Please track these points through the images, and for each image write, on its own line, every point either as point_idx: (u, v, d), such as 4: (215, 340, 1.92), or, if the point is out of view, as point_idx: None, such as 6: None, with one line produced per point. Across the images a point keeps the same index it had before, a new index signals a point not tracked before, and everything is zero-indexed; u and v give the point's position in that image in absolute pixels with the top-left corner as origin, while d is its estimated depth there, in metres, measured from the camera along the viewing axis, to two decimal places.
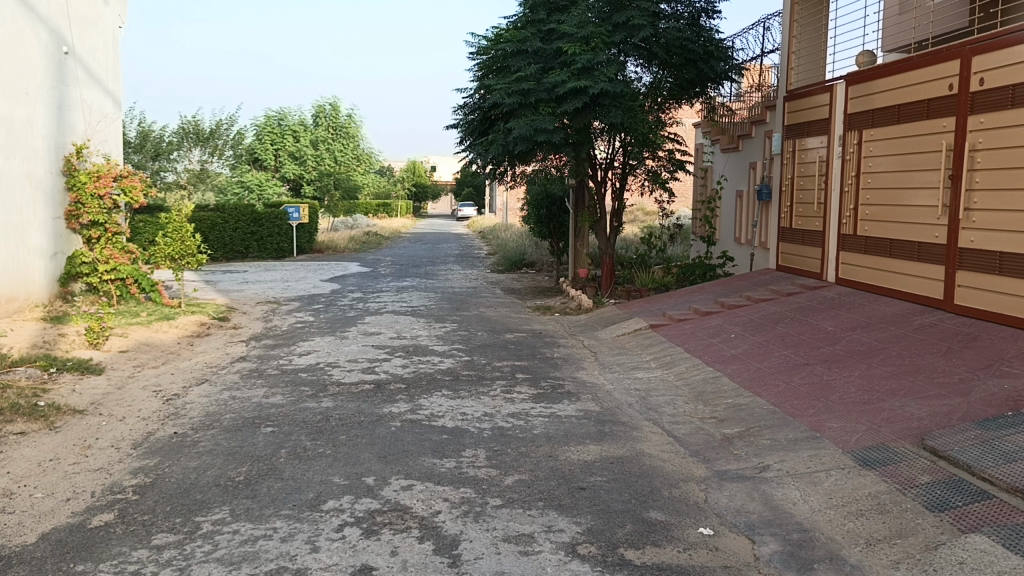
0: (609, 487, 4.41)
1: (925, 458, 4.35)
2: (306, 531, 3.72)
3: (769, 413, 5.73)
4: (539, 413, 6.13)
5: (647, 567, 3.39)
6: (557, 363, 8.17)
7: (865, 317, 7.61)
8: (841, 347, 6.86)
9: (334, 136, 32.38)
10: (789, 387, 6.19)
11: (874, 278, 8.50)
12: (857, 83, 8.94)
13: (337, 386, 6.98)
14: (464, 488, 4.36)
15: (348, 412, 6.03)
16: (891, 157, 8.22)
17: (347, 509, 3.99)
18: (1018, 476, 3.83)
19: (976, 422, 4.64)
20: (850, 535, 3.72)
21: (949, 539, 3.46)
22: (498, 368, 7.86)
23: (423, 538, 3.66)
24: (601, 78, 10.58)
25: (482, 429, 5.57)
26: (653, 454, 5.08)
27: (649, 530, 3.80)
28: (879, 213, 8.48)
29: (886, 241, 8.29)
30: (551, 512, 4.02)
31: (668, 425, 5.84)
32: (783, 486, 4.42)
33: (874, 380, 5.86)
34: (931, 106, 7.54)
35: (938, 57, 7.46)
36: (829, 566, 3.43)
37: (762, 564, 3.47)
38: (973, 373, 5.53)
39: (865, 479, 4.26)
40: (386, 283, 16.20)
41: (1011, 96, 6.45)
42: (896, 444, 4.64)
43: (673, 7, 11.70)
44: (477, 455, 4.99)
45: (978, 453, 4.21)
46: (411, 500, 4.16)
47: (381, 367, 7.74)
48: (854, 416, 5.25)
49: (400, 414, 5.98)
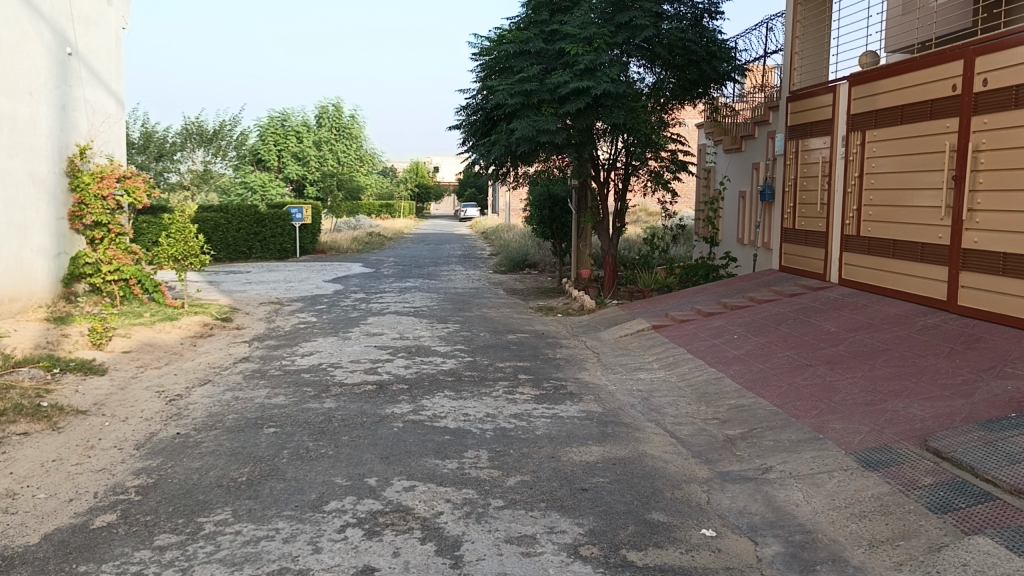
0: (611, 488, 4.40)
1: (928, 460, 4.35)
2: (308, 531, 3.73)
3: (772, 414, 5.72)
4: (541, 414, 6.13)
5: (649, 569, 3.39)
6: (559, 364, 8.16)
7: (868, 318, 7.60)
8: (844, 348, 6.85)
9: (336, 137, 32.42)
10: (792, 388, 6.17)
11: (878, 279, 8.48)
12: (860, 84, 8.92)
13: (339, 386, 6.98)
14: (466, 489, 4.36)
15: (350, 413, 6.04)
16: (894, 158, 8.22)
17: (350, 510, 4.00)
18: (1021, 477, 3.82)
19: (979, 424, 4.63)
20: (853, 537, 3.71)
21: (952, 540, 3.45)
22: (501, 368, 7.86)
23: (425, 539, 3.66)
24: (604, 78, 10.60)
25: (484, 429, 5.58)
26: (656, 455, 5.08)
27: (651, 531, 3.79)
28: (882, 214, 8.46)
29: (889, 241, 8.27)
30: (553, 513, 4.02)
31: (670, 426, 5.83)
32: (786, 487, 4.41)
33: (877, 381, 5.85)
34: (935, 107, 7.52)
35: (942, 58, 7.44)
36: (832, 567, 3.43)
37: (764, 566, 3.46)
38: (976, 374, 5.51)
39: (867, 480, 4.26)
40: (389, 283, 16.20)
41: (1015, 97, 6.43)
42: (899, 446, 4.63)
43: (676, 8, 11.68)
44: (479, 456, 5.00)
45: (981, 454, 4.20)
46: (414, 501, 4.16)
47: (383, 368, 7.75)
48: (857, 417, 5.24)
49: (403, 415, 5.98)
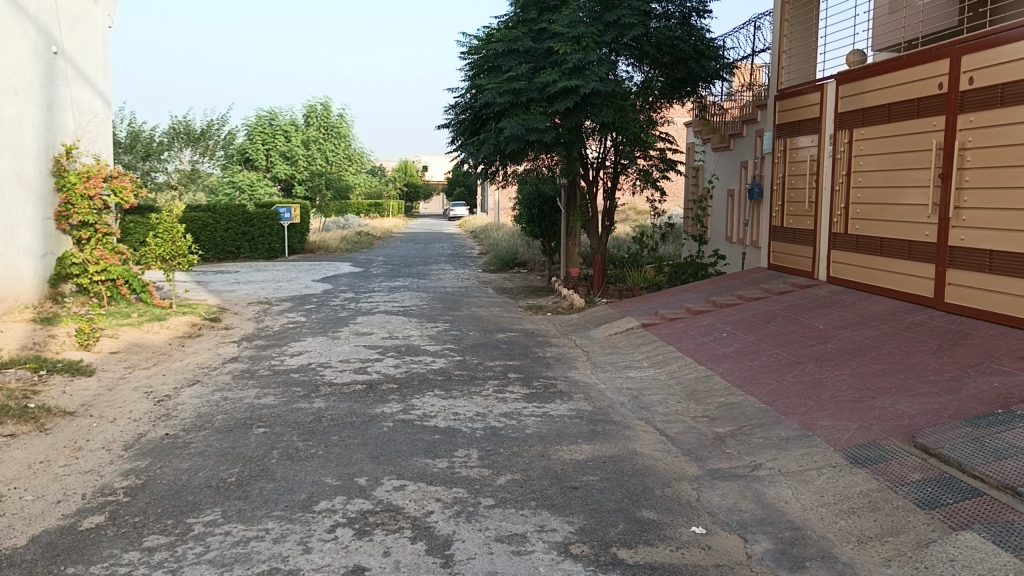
0: (602, 486, 4.41)
1: (917, 456, 4.37)
2: (298, 531, 3.72)
3: (761, 412, 5.74)
4: (531, 412, 6.13)
5: (640, 567, 3.40)
6: (549, 363, 8.17)
7: (856, 316, 7.64)
8: (832, 345, 6.88)
9: (325, 136, 32.33)
10: (781, 386, 6.19)
11: (865, 277, 8.53)
12: (848, 82, 8.96)
13: (328, 386, 6.97)
14: (456, 488, 4.36)
15: (340, 412, 6.03)
16: (882, 156, 8.26)
17: (340, 510, 3.99)
18: (1008, 473, 3.85)
19: (967, 420, 4.65)
20: (841, 533, 3.73)
21: (940, 536, 3.47)
22: (490, 367, 7.86)
23: (416, 538, 3.65)
24: (593, 77, 10.64)
25: (474, 428, 5.57)
26: (646, 453, 5.09)
27: (642, 529, 3.80)
28: (869, 212, 8.51)
29: (876, 239, 8.32)
30: (544, 511, 4.02)
31: (660, 424, 5.85)
32: (775, 485, 4.43)
33: (866, 378, 5.87)
34: (921, 105, 7.56)
35: (928, 56, 7.48)
36: (821, 564, 3.44)
37: (754, 563, 3.48)
38: (963, 371, 5.55)
39: (856, 477, 4.27)
40: (378, 283, 16.17)
41: (1000, 95, 6.47)
42: (887, 442, 4.66)
43: (664, 7, 11.70)
44: (469, 455, 4.99)
45: (969, 450, 4.23)
46: (404, 500, 4.16)
47: (373, 367, 7.73)
48: (846, 415, 5.26)
49: (393, 414, 5.98)
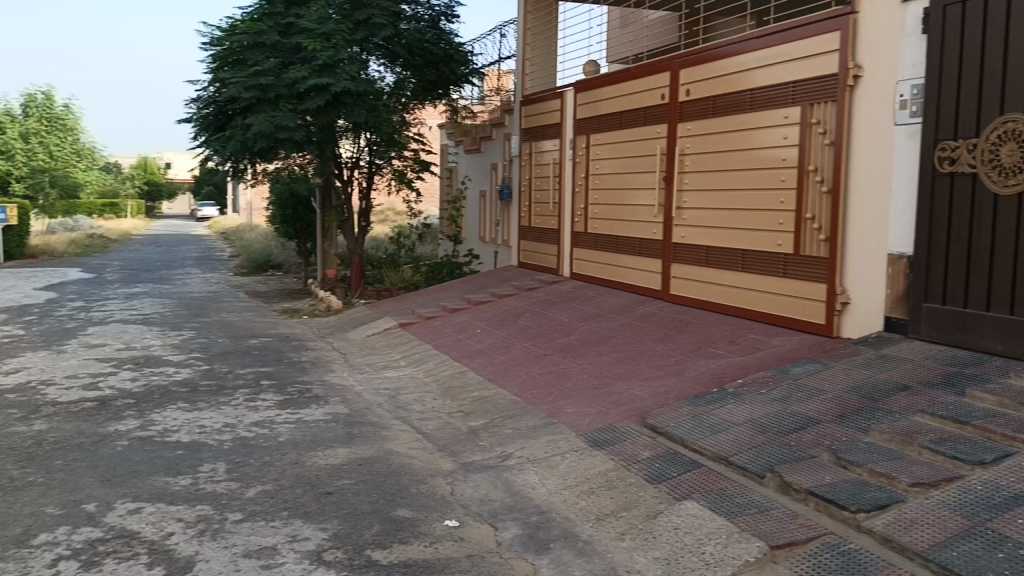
0: (356, 489, 4.36)
1: (647, 436, 4.76)
2: (11, 571, 3.32)
3: (511, 403, 5.97)
4: (284, 419, 5.93)
5: (393, 566, 3.40)
6: (304, 367, 7.95)
7: (596, 308, 8.17)
8: (575, 337, 7.31)
9: (47, 128, 29.17)
10: (530, 377, 6.48)
11: (604, 273, 9.14)
12: (585, 90, 9.57)
13: (52, 406, 6.29)
14: (201, 505, 4.11)
15: (66, 434, 5.47)
16: (615, 159, 8.91)
17: (63, 542, 3.61)
18: (722, 445, 4.30)
19: (688, 400, 5.14)
20: (582, 513, 3.97)
21: (666, 507, 3.80)
22: (241, 375, 7.51)
23: (153, 563, 3.40)
24: (344, 75, 10.48)
25: (220, 445, 5.29)
26: (401, 452, 5.11)
27: (396, 529, 3.81)
28: (605, 212, 9.14)
29: (612, 237, 8.95)
30: (296, 521, 3.90)
31: (416, 422, 5.90)
32: (524, 472, 4.63)
33: (604, 367, 6.30)
34: (647, 113, 8.24)
35: (653, 69, 8.17)
36: (564, 544, 3.64)
37: (503, 549, 3.61)
38: (686, 355, 6.13)
39: (595, 458, 4.58)
40: (114, 290, 14.89)
41: (711, 107, 7.23)
42: (622, 425, 5.03)
43: (414, 8, 11.81)
44: (216, 469, 4.73)
45: (690, 427, 4.67)
46: (140, 524, 3.85)
47: (106, 382, 7.09)
48: (587, 401, 5.61)
49: (129, 431, 5.52)
